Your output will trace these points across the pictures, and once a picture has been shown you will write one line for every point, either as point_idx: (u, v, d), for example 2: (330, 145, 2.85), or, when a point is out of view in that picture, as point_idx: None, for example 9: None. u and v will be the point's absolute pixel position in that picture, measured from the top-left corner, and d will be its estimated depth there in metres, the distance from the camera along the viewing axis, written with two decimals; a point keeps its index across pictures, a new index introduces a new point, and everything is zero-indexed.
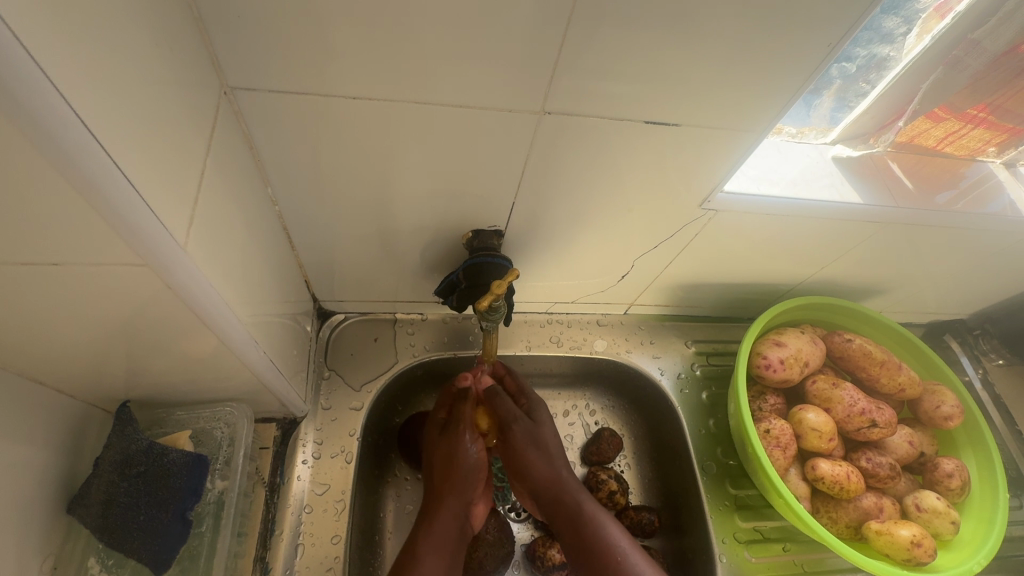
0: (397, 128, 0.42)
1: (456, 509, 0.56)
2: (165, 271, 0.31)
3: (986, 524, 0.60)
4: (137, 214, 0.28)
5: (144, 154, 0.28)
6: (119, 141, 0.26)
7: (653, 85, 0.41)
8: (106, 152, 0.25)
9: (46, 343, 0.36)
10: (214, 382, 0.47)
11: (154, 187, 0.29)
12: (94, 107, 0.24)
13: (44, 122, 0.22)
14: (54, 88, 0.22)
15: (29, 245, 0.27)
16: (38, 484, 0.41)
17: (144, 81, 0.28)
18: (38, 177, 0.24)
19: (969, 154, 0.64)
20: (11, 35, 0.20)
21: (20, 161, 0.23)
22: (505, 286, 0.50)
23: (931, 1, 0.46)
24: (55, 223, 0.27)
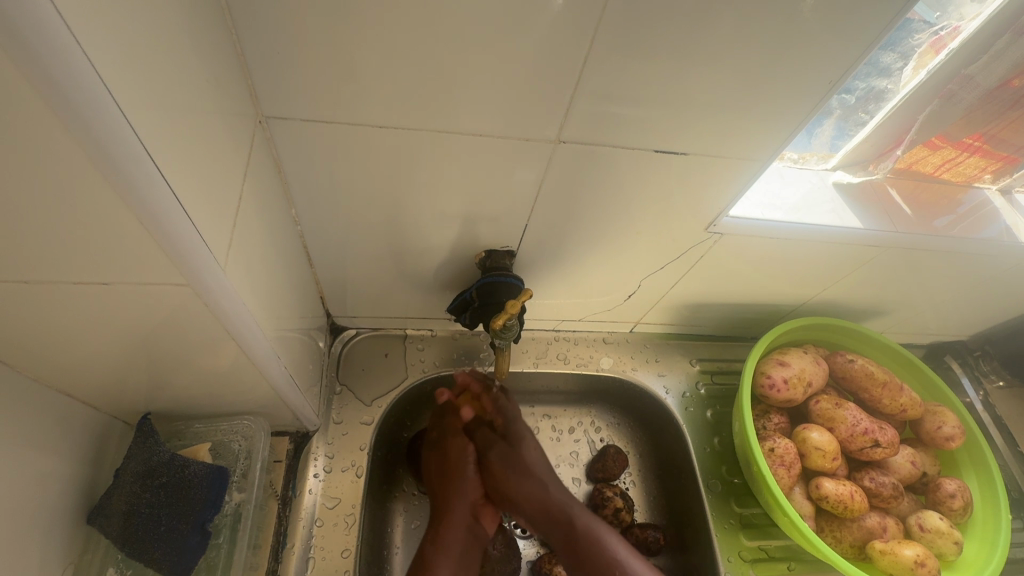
0: (418, 153, 0.44)
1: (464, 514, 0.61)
2: (203, 288, 0.33)
3: (989, 545, 0.61)
4: (185, 236, 0.29)
5: (192, 179, 0.30)
6: (172, 167, 0.28)
7: (663, 116, 0.43)
8: (165, 180, 0.27)
9: (81, 355, 0.38)
10: (234, 395, 0.49)
11: (199, 209, 0.31)
12: (152, 136, 0.26)
13: (113, 150, 0.24)
14: (123, 119, 0.24)
15: (81, 261, 0.29)
16: (62, 492, 0.43)
17: (194, 111, 0.30)
18: (101, 199, 0.26)
19: (965, 180, 0.66)
20: (95, 79, 0.22)
21: (91, 187, 0.25)
22: (518, 305, 0.52)
23: (926, 36, 0.48)
24: (109, 242, 0.28)
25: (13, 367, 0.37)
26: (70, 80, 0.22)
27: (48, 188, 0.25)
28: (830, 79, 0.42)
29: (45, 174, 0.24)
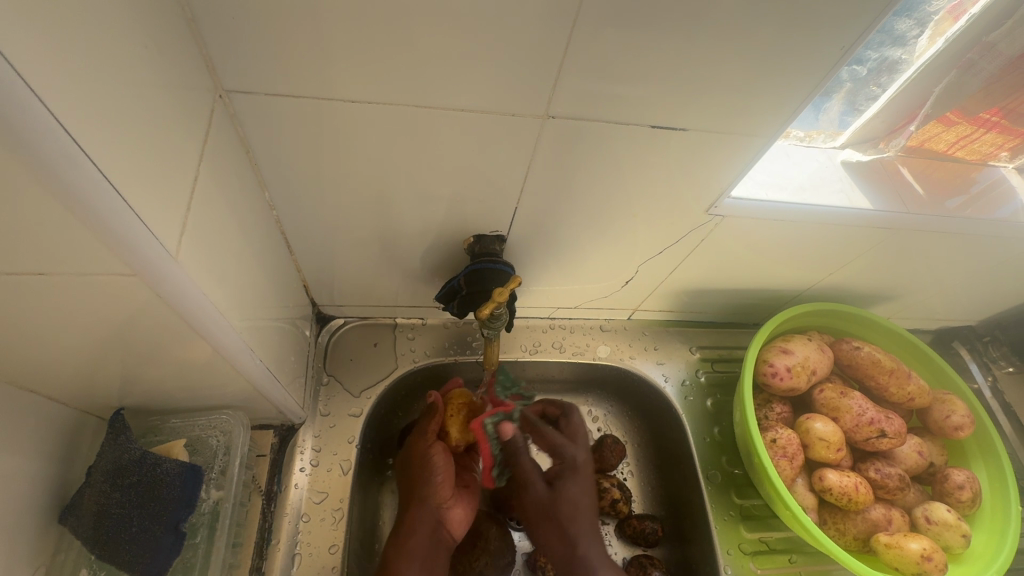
0: (397, 131, 0.41)
1: (424, 519, 0.57)
2: (156, 280, 0.31)
3: (998, 537, 0.58)
4: (126, 225, 0.27)
5: (130, 160, 0.27)
6: (105, 149, 0.25)
7: (660, 89, 0.40)
8: (93, 163, 0.24)
9: (34, 352, 0.35)
10: (211, 390, 0.46)
11: (142, 194, 0.28)
12: (77, 113, 0.23)
13: (22, 127, 0.21)
14: (30, 92, 0.21)
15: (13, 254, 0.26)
16: (29, 494, 0.41)
17: (133, 83, 0.27)
18: (15, 187, 0.23)
19: (981, 159, 0.63)
20: None
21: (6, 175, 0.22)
22: (506, 293, 0.49)
23: (944, 3, 0.45)
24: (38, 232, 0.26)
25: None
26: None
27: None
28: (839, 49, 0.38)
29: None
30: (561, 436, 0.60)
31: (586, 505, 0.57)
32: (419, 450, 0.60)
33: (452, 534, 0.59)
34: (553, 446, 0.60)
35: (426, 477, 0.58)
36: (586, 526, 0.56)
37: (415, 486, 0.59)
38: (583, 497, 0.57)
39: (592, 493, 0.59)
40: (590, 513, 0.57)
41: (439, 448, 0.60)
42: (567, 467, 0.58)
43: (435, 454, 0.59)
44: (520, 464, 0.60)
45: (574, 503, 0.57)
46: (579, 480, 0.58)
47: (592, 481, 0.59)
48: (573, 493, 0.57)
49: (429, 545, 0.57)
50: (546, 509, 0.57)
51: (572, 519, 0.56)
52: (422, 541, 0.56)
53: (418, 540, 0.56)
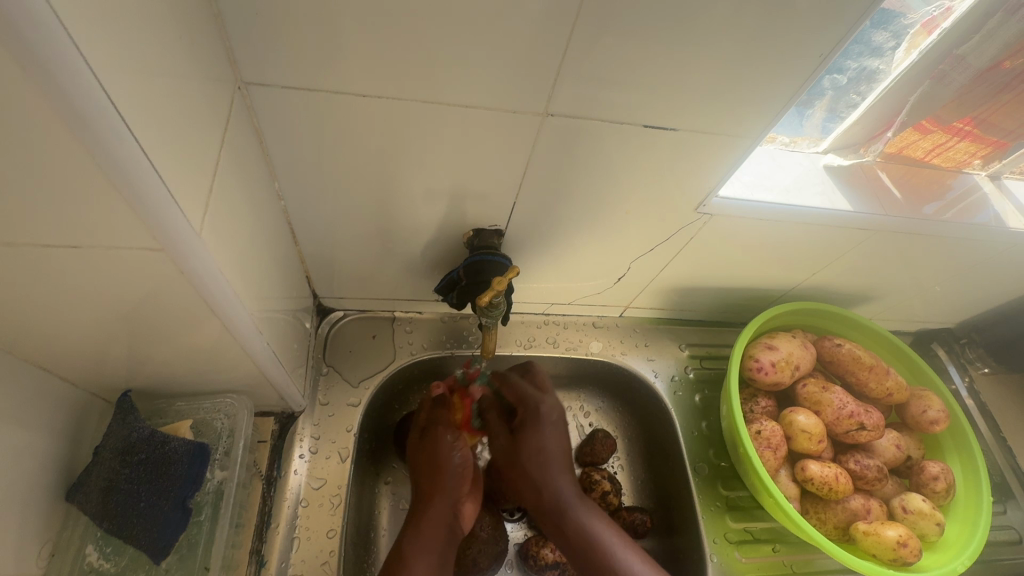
0: (403, 126, 0.43)
1: (444, 513, 0.58)
2: (179, 257, 0.32)
3: (971, 526, 0.61)
4: (159, 200, 0.29)
5: (165, 144, 0.29)
6: (147, 133, 0.27)
7: (654, 90, 0.42)
8: (139, 145, 0.26)
9: (53, 328, 0.37)
10: (218, 374, 0.48)
11: (173, 174, 0.30)
12: (122, 100, 0.25)
13: (85, 110, 0.23)
14: (85, 67, 0.23)
15: (46, 225, 0.28)
16: (38, 469, 0.42)
17: (166, 72, 0.29)
18: (69, 161, 0.25)
19: (955, 166, 0.67)
20: (67, 41, 0.22)
21: (63, 151, 0.25)
22: (506, 282, 0.51)
23: (917, 17, 0.48)
24: (76, 205, 0.27)
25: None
26: (25, 19, 0.20)
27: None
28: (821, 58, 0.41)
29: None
30: (521, 387, 0.63)
31: (550, 451, 0.60)
32: (441, 442, 0.60)
33: (463, 527, 0.59)
34: (520, 397, 0.62)
35: (450, 475, 0.59)
36: (556, 466, 0.60)
37: (433, 480, 0.59)
38: (547, 444, 0.60)
39: (561, 438, 0.61)
40: (557, 458, 0.60)
41: (462, 442, 0.61)
42: (529, 415, 0.61)
43: (458, 450, 0.60)
44: (490, 420, 0.63)
45: (539, 447, 0.60)
46: (544, 426, 0.61)
47: (559, 428, 0.62)
48: (549, 444, 0.60)
49: (444, 535, 0.57)
50: (511, 455, 0.61)
51: (548, 469, 0.59)
52: (438, 536, 0.57)
53: (433, 529, 0.56)
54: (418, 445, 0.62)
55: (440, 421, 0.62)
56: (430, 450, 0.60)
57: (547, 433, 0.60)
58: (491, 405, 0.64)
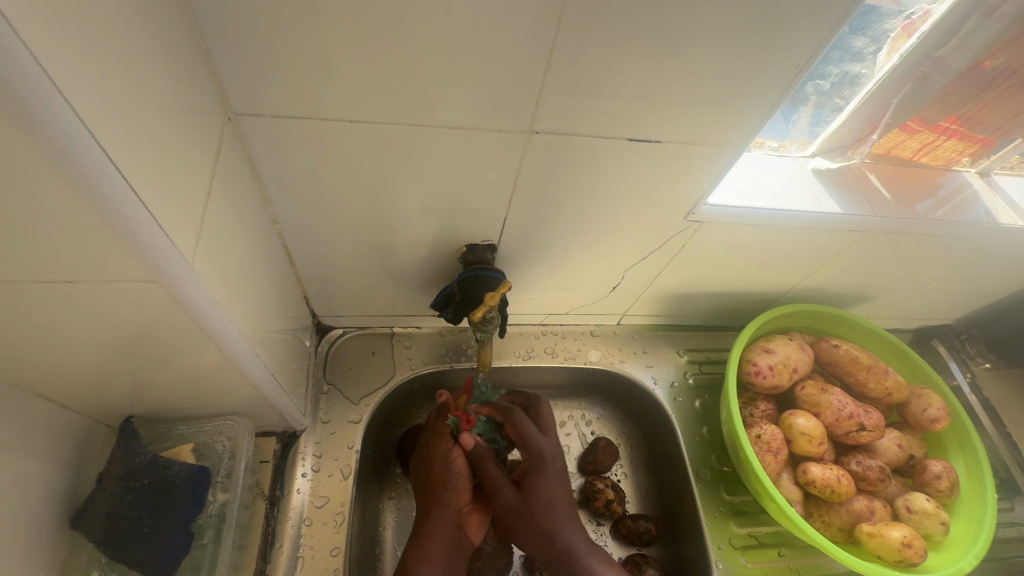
0: (391, 148, 0.44)
1: (448, 525, 0.57)
2: (173, 287, 0.33)
3: (976, 525, 0.60)
4: (149, 235, 0.29)
5: (153, 178, 0.30)
6: (135, 169, 0.28)
7: (636, 105, 0.42)
8: (126, 181, 0.27)
9: (54, 359, 0.37)
10: (219, 398, 0.49)
11: (163, 206, 0.30)
12: (108, 139, 0.26)
13: (70, 151, 0.24)
14: (69, 110, 0.23)
15: (42, 262, 0.29)
16: (43, 498, 0.42)
17: (152, 108, 0.30)
18: (59, 200, 0.26)
19: (945, 164, 0.67)
20: (50, 86, 0.22)
21: (52, 190, 0.25)
22: (498, 298, 0.51)
23: (897, 22, 0.49)
24: (69, 241, 0.28)
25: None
26: (8, 67, 0.21)
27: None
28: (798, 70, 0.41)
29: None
30: (523, 426, 0.61)
31: (561, 500, 0.58)
32: (439, 453, 0.61)
33: (470, 539, 0.60)
34: (522, 437, 0.61)
35: (450, 484, 0.59)
36: (566, 516, 0.58)
37: (437, 492, 0.59)
38: (556, 493, 0.58)
39: (565, 485, 0.60)
40: (563, 504, 0.58)
41: (460, 450, 0.61)
42: (533, 463, 0.59)
43: (458, 459, 0.60)
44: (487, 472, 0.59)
45: (547, 498, 0.58)
46: (548, 473, 0.59)
47: (563, 473, 0.60)
48: (553, 493, 0.58)
49: (449, 548, 0.57)
50: (518, 510, 0.58)
51: (557, 518, 0.57)
52: (443, 549, 0.56)
53: (438, 542, 0.56)
54: (420, 460, 0.63)
55: (442, 429, 0.62)
56: (434, 459, 0.60)
57: (554, 480, 0.59)
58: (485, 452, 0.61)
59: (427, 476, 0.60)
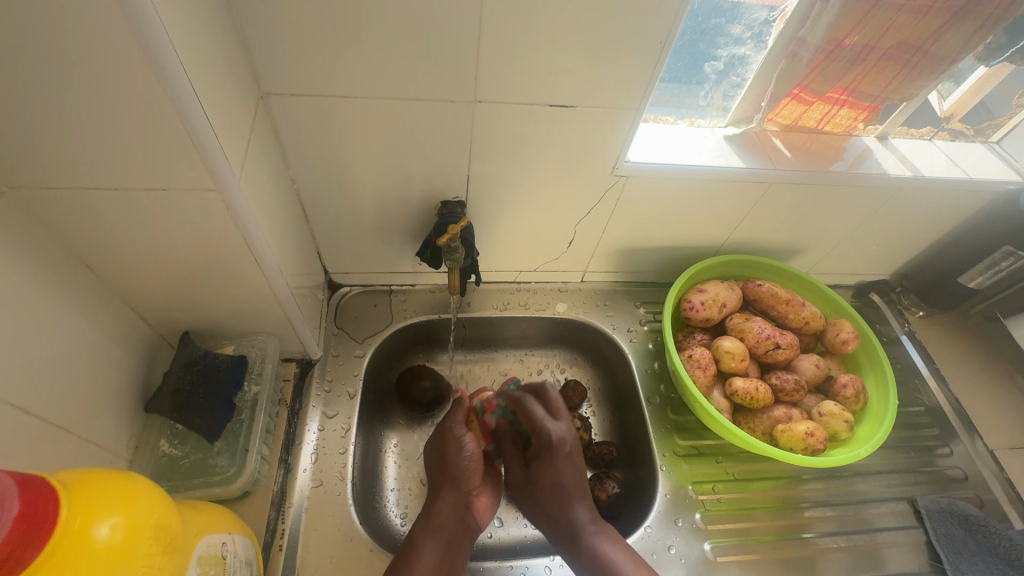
0: (377, 118, 0.58)
1: (455, 502, 0.68)
2: (229, 195, 0.47)
3: (878, 424, 0.71)
4: (212, 150, 0.43)
5: (217, 117, 0.43)
6: (209, 108, 0.42)
7: (556, 76, 0.56)
8: (202, 113, 0.40)
9: (137, 263, 0.53)
10: (250, 315, 0.63)
11: (223, 137, 0.44)
12: (196, 83, 0.40)
13: (174, 87, 0.38)
14: (175, 60, 0.37)
15: (140, 172, 0.43)
16: (123, 378, 0.57)
17: (218, 72, 0.44)
18: (164, 122, 0.39)
19: (845, 130, 0.81)
20: (167, 43, 0.36)
21: (160, 115, 0.39)
22: (460, 228, 0.63)
23: (763, 13, 0.64)
24: (162, 157, 0.42)
25: (89, 270, 0.52)
26: (147, 30, 0.34)
27: (126, 107, 0.38)
28: (663, 46, 0.55)
29: (126, 95, 0.37)
30: (533, 411, 0.72)
31: (562, 482, 0.70)
32: (453, 438, 0.71)
33: (477, 520, 0.70)
34: (532, 423, 0.72)
35: (458, 468, 0.69)
36: (573, 492, 0.70)
37: (452, 476, 0.69)
38: (561, 473, 0.70)
39: (572, 468, 0.70)
40: (570, 485, 0.70)
41: (470, 438, 0.70)
42: (543, 444, 0.71)
43: (468, 448, 0.69)
44: (505, 447, 0.78)
45: (550, 477, 0.70)
46: (556, 457, 0.70)
47: (571, 458, 0.71)
48: (562, 473, 0.70)
49: (454, 523, 0.68)
50: (528, 478, 0.74)
51: (555, 491, 0.70)
52: (448, 524, 0.67)
53: (444, 517, 0.67)
54: (437, 443, 0.73)
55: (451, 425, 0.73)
56: (448, 445, 0.70)
57: (563, 461, 0.70)
58: (507, 433, 0.78)
59: (440, 464, 0.71)
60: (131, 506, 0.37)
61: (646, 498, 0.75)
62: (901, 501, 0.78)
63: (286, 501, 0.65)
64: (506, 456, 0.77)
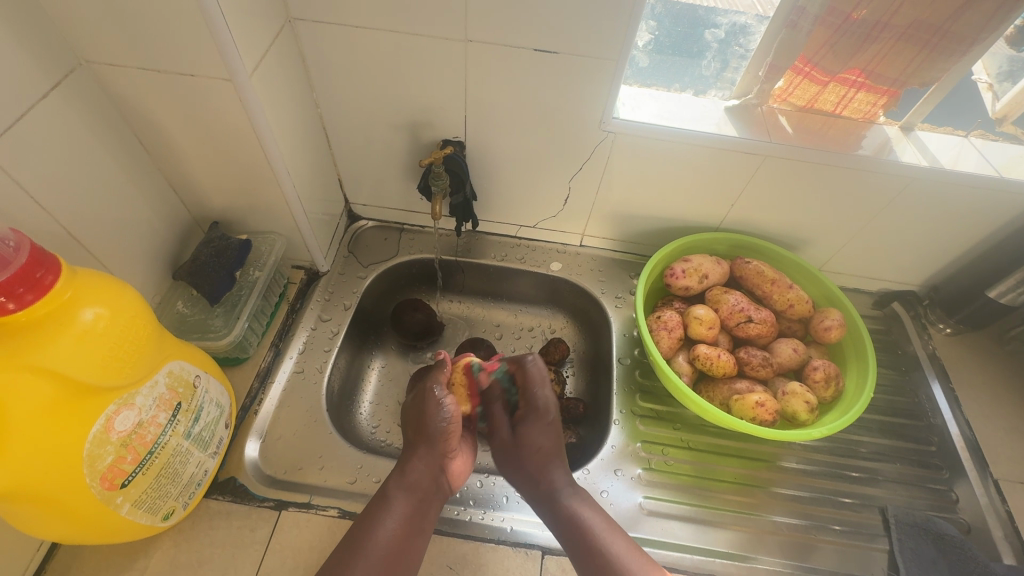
0: (385, 50, 0.67)
1: (429, 462, 0.65)
2: (240, 87, 0.57)
3: (844, 413, 0.68)
4: (225, 42, 0.52)
5: (237, 20, 0.53)
6: (231, 9, 0.52)
7: (540, 21, 0.62)
8: (218, 10, 0.50)
9: (176, 145, 0.65)
10: (266, 213, 0.75)
11: (241, 38, 0.54)
12: None
13: None
14: None
15: (176, 57, 0.54)
16: (157, 243, 0.70)
17: None
18: (189, 13, 0.49)
19: (865, 117, 0.77)
20: None
21: (187, 6, 0.49)
22: (440, 155, 0.72)
23: None
24: (190, 46, 0.53)
25: (142, 145, 0.65)
26: None
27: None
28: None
29: None
30: (529, 376, 0.70)
31: (546, 448, 0.68)
32: (431, 399, 0.67)
33: (450, 484, 0.66)
34: (525, 387, 0.70)
35: (436, 427, 0.65)
36: (547, 462, 0.67)
37: (430, 437, 0.65)
38: (543, 440, 0.68)
39: (554, 436, 0.69)
40: (552, 451, 0.68)
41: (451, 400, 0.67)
42: (531, 409, 0.69)
43: (446, 408, 0.66)
44: (493, 410, 0.72)
45: (534, 444, 0.68)
46: (544, 421, 0.69)
47: (555, 425, 0.69)
48: (544, 442, 0.68)
49: (428, 484, 0.64)
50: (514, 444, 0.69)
51: (539, 462, 0.67)
52: (421, 483, 0.63)
53: (418, 474, 0.64)
54: (414, 403, 0.70)
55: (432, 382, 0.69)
56: (426, 405, 0.67)
57: (548, 428, 0.69)
58: (498, 395, 0.72)
59: (417, 423, 0.67)
60: (116, 299, 0.47)
61: (595, 447, 0.77)
62: (872, 507, 0.73)
63: (269, 378, 0.75)
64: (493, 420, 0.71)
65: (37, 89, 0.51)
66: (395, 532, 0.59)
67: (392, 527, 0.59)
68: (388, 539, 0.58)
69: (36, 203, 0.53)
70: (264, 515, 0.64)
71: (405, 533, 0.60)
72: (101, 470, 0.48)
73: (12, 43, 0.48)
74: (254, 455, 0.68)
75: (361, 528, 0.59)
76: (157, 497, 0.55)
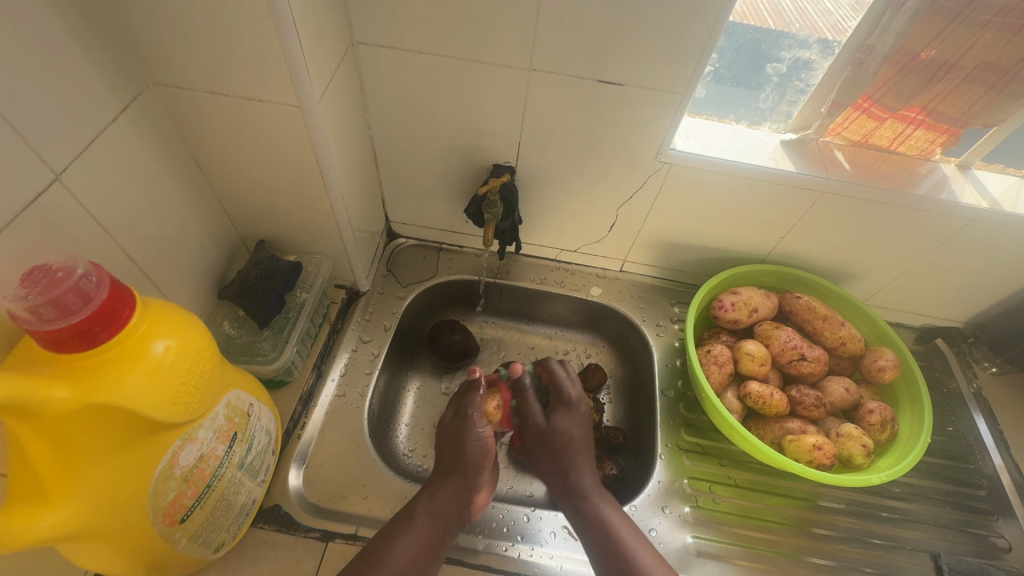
0: (444, 76, 0.66)
1: (458, 492, 0.64)
2: (307, 113, 0.56)
3: (902, 458, 0.67)
4: (299, 69, 0.52)
5: (311, 46, 0.52)
6: (306, 36, 0.51)
7: (608, 54, 0.61)
8: (295, 38, 0.49)
9: (233, 167, 0.64)
10: (314, 235, 0.74)
11: (313, 64, 0.54)
12: (298, 13, 0.49)
13: (279, 12, 0.47)
14: None
15: (246, 83, 0.54)
16: (206, 263, 0.69)
17: (318, 10, 0.53)
18: (268, 41, 0.49)
19: (921, 154, 0.76)
20: None
21: (266, 34, 0.48)
22: (497, 183, 0.73)
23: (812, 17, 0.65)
24: (263, 72, 0.52)
25: (198, 165, 0.64)
26: None
27: (242, 24, 0.48)
28: (711, 32, 0.58)
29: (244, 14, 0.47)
30: (559, 376, 0.72)
31: (579, 436, 0.69)
32: (468, 423, 0.67)
33: (473, 512, 0.65)
34: (555, 382, 0.72)
35: (471, 456, 0.65)
36: (580, 453, 0.68)
37: (461, 465, 0.64)
38: (576, 429, 0.69)
39: (585, 428, 0.70)
40: (584, 444, 0.69)
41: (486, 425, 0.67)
42: (562, 401, 0.70)
43: (484, 432, 0.66)
44: (524, 399, 0.70)
45: (568, 431, 0.68)
46: (576, 412, 0.70)
47: (585, 417, 0.71)
48: (579, 429, 0.69)
49: (454, 512, 0.63)
50: (552, 432, 0.68)
51: (572, 450, 0.68)
52: (449, 510, 0.62)
53: (445, 499, 0.63)
54: (449, 424, 0.69)
55: (470, 404, 0.68)
56: (461, 433, 0.66)
57: (584, 416, 0.71)
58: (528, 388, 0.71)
59: (450, 446, 0.66)
60: (185, 333, 0.46)
61: (640, 482, 0.76)
62: (922, 553, 0.72)
63: (311, 400, 0.74)
64: (524, 408, 0.70)
65: (108, 112, 0.51)
66: (409, 558, 0.57)
67: (407, 553, 0.57)
68: (403, 562, 0.56)
69: (100, 226, 0.52)
70: (311, 546, 0.63)
71: (421, 559, 0.58)
72: (164, 506, 0.47)
73: (87, 67, 0.48)
74: (298, 483, 0.67)
75: (377, 548, 0.58)
76: (211, 531, 0.54)
